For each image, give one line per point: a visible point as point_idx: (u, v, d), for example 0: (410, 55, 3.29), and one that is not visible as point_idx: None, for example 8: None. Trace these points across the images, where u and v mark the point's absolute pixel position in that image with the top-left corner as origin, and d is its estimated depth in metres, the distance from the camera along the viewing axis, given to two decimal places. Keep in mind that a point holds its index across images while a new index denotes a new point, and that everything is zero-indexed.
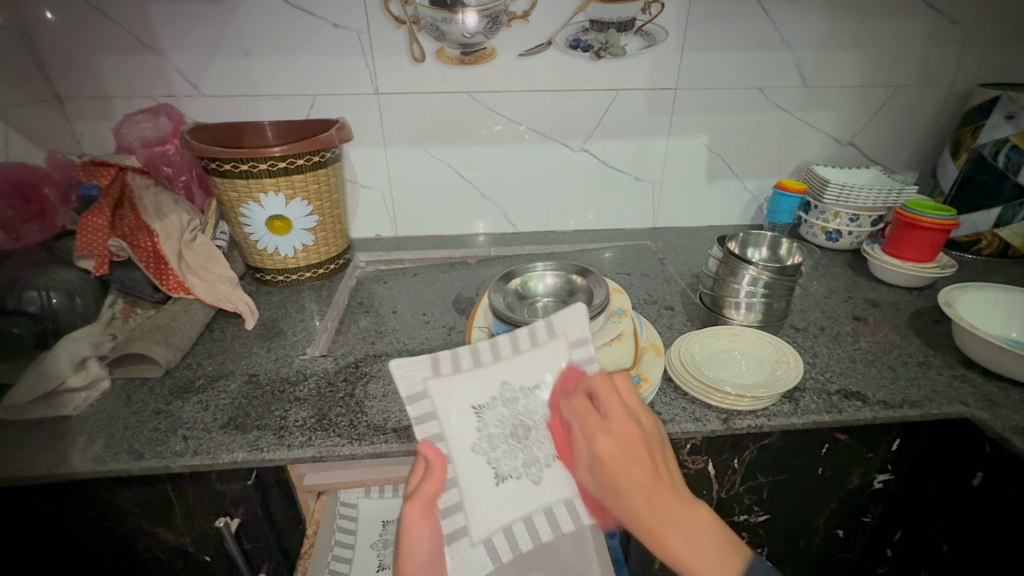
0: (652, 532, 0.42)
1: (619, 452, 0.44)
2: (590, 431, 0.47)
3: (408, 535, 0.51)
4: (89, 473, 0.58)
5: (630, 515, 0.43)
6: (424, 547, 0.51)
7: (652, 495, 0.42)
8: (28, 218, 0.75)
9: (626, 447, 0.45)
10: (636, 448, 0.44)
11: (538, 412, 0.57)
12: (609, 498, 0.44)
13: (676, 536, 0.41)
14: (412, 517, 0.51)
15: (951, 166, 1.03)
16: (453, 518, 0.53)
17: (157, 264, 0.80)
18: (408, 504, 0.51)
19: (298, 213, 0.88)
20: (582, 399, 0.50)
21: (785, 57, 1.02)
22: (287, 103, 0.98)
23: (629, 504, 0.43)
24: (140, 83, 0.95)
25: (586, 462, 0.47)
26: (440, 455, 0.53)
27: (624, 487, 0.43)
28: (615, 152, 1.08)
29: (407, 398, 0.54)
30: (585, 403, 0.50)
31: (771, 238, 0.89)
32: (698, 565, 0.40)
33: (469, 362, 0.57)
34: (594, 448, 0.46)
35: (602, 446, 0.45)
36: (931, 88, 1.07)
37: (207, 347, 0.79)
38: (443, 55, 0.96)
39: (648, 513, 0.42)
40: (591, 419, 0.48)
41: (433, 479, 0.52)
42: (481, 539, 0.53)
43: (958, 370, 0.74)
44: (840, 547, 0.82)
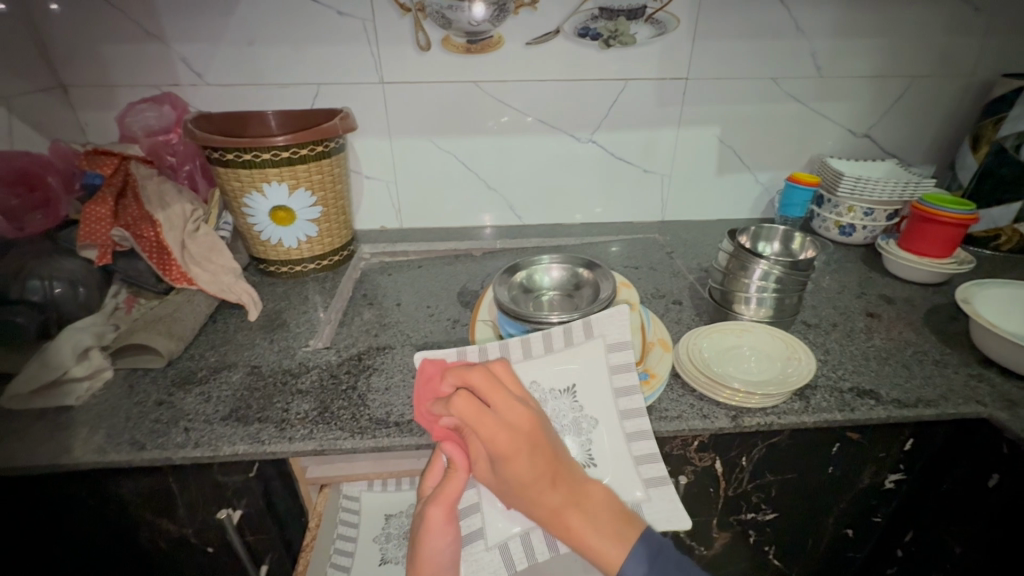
0: (553, 517, 0.45)
1: (510, 447, 0.45)
2: (481, 425, 0.46)
3: (428, 537, 0.51)
4: (90, 465, 0.58)
5: (533, 503, 0.46)
6: (444, 547, 0.52)
7: (550, 485, 0.45)
8: (31, 207, 0.76)
9: (519, 438, 0.46)
10: (535, 438, 0.46)
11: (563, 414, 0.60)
12: (514, 492, 0.46)
13: (577, 516, 0.45)
14: (434, 519, 0.51)
15: (970, 159, 1.00)
16: (470, 520, 0.55)
17: (160, 255, 0.79)
18: (431, 507, 0.51)
19: (302, 204, 0.87)
20: (469, 398, 0.48)
21: (799, 46, 0.99)
22: (291, 92, 0.97)
23: (530, 492, 0.45)
24: (144, 71, 0.94)
25: (483, 461, 0.47)
26: (464, 457, 0.50)
27: (529, 483, 0.45)
28: (624, 143, 1.06)
29: (436, 392, 0.60)
30: (463, 401, 0.47)
31: (784, 231, 0.86)
32: (596, 541, 0.44)
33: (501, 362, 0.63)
34: (488, 443, 0.46)
35: (493, 443, 0.45)
36: (950, 77, 1.04)
37: (210, 338, 0.78)
38: (448, 43, 0.94)
39: (549, 497, 0.45)
40: (477, 420, 0.46)
41: (456, 481, 0.51)
42: (496, 543, 0.54)
43: (975, 368, 0.72)
44: (850, 547, 0.81)
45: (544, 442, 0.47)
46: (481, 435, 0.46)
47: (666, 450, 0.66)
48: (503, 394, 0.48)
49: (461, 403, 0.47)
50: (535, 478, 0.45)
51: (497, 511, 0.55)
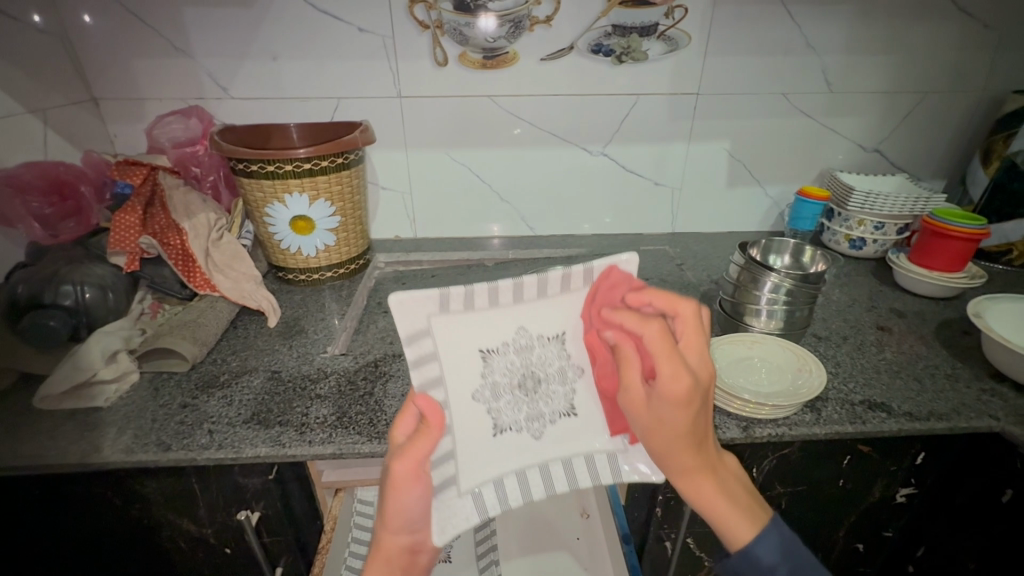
0: (693, 482, 0.43)
1: (686, 403, 0.40)
2: (667, 365, 0.40)
3: (395, 493, 0.45)
4: (117, 464, 0.60)
5: (674, 459, 0.42)
6: (412, 503, 0.46)
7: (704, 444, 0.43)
8: (63, 215, 0.79)
9: (695, 396, 0.40)
10: (708, 398, 0.42)
11: (553, 363, 0.53)
12: (660, 443, 0.42)
13: (717, 492, 0.43)
14: (399, 476, 0.45)
15: (981, 174, 1.01)
16: (443, 468, 0.48)
17: (185, 262, 0.82)
18: (398, 461, 0.45)
19: (321, 213, 0.89)
20: (661, 336, 0.41)
21: (810, 62, 1.01)
22: (312, 106, 1.00)
23: (686, 447, 0.42)
24: (172, 85, 0.97)
25: (640, 402, 0.42)
26: (439, 413, 0.46)
27: (682, 441, 0.41)
28: (635, 157, 1.08)
29: (407, 337, 0.48)
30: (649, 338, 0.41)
31: (794, 245, 0.87)
32: (731, 519, 0.43)
33: (483, 303, 0.51)
34: (662, 396, 0.40)
35: (671, 395, 0.40)
36: (961, 94, 1.05)
37: (230, 343, 0.80)
38: (465, 59, 0.97)
39: (690, 461, 0.42)
40: (664, 363, 0.40)
41: (429, 437, 0.45)
42: (468, 489, 0.49)
43: (988, 383, 0.72)
44: (861, 561, 0.81)
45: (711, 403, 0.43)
46: (662, 381, 0.40)
47: None
48: (698, 339, 0.43)
49: (650, 336, 0.41)
50: (689, 440, 0.42)
51: (476, 457, 0.50)
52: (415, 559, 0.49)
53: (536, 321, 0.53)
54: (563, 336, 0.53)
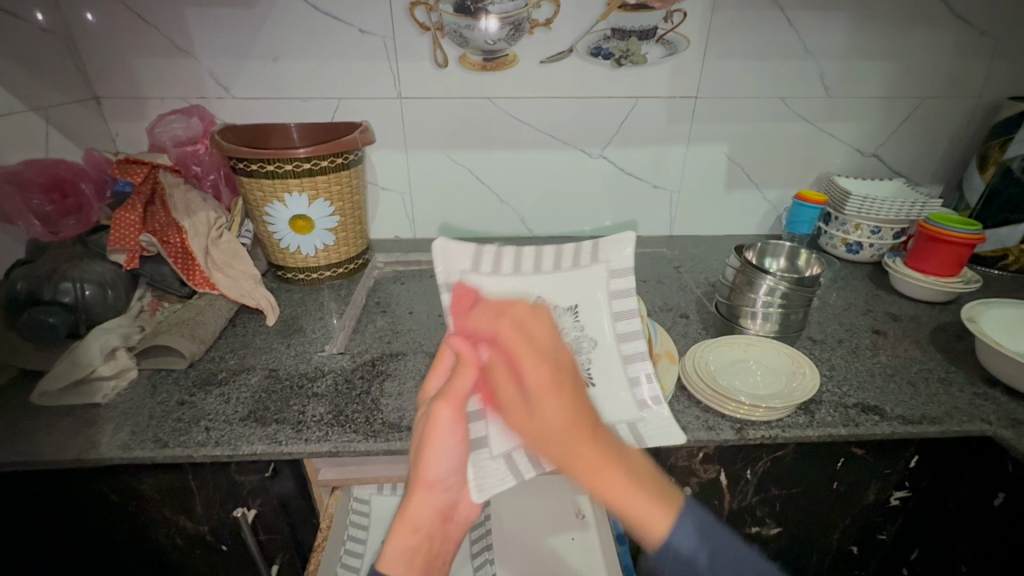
0: (587, 466, 0.44)
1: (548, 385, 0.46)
2: (524, 356, 0.48)
3: (433, 437, 0.52)
4: (114, 460, 0.61)
5: (562, 457, 0.45)
6: (449, 449, 0.52)
7: (578, 438, 0.45)
8: (63, 213, 0.79)
9: (553, 377, 0.47)
10: (560, 383, 0.47)
11: (569, 332, 0.65)
12: (546, 441, 0.45)
13: (612, 467, 0.44)
14: (442, 416, 0.51)
15: (977, 180, 1.01)
16: (477, 427, 0.57)
17: (184, 260, 0.83)
18: (444, 399, 0.51)
19: (321, 213, 0.90)
20: (516, 332, 0.50)
21: (808, 67, 1.01)
22: (313, 106, 1.00)
23: (555, 446, 0.45)
24: (173, 84, 0.98)
25: (511, 386, 0.48)
26: (477, 352, 0.51)
27: (561, 425, 0.45)
28: (633, 159, 1.09)
29: (443, 284, 0.65)
30: (506, 340, 0.49)
31: (790, 248, 0.88)
32: (636, 504, 0.44)
33: (509, 268, 0.66)
34: (527, 380, 0.47)
35: (536, 376, 0.47)
36: (958, 100, 1.06)
37: (229, 342, 0.81)
38: (465, 61, 0.98)
39: (586, 454, 0.44)
40: (521, 360, 0.48)
41: (468, 376, 0.51)
42: (500, 453, 0.57)
43: (981, 387, 0.72)
44: (855, 564, 0.81)
45: (569, 389, 0.47)
46: (517, 364, 0.48)
47: (671, 460, 0.67)
48: (536, 340, 0.50)
49: (507, 332, 0.50)
50: (570, 423, 0.45)
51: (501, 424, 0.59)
52: (445, 522, 0.54)
53: (552, 292, 0.66)
54: (576, 308, 0.66)
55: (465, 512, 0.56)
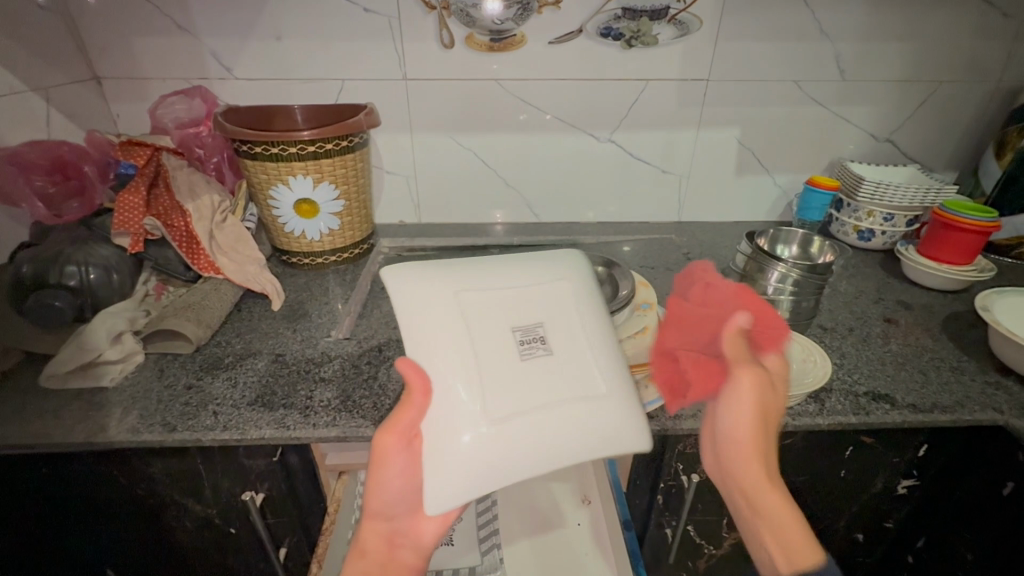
0: (761, 484, 0.49)
1: (753, 408, 0.51)
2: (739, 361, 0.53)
3: (378, 469, 0.47)
4: (123, 443, 0.61)
5: (749, 462, 0.50)
6: (396, 474, 0.47)
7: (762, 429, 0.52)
8: (67, 195, 0.78)
9: (764, 403, 0.52)
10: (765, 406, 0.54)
11: (537, 355, 0.52)
12: (734, 451, 0.52)
13: (783, 493, 0.49)
14: (386, 448, 0.47)
15: (994, 165, 0.99)
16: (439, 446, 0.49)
17: (189, 244, 0.82)
18: (382, 431, 0.47)
19: (326, 196, 0.89)
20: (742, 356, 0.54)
21: (823, 49, 0.99)
22: (317, 87, 0.98)
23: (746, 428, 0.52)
24: (175, 65, 0.96)
25: (717, 411, 0.54)
26: (424, 378, 0.48)
27: (749, 446, 0.51)
28: (642, 143, 1.07)
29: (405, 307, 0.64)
30: (736, 348, 0.54)
31: (803, 235, 0.87)
32: (792, 536, 0.47)
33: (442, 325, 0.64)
34: (729, 400, 0.52)
35: (745, 398, 0.51)
36: (976, 84, 1.03)
37: (234, 326, 0.80)
38: (472, 41, 0.96)
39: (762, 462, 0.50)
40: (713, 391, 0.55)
41: (413, 405, 0.47)
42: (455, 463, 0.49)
43: (993, 376, 0.72)
44: (858, 550, 0.81)
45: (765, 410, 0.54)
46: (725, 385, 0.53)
47: (679, 448, 0.67)
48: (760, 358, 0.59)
49: (733, 348, 0.54)
50: (754, 447, 0.51)
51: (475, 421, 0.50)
52: (394, 552, 0.48)
53: None
54: None
55: (421, 539, 0.48)
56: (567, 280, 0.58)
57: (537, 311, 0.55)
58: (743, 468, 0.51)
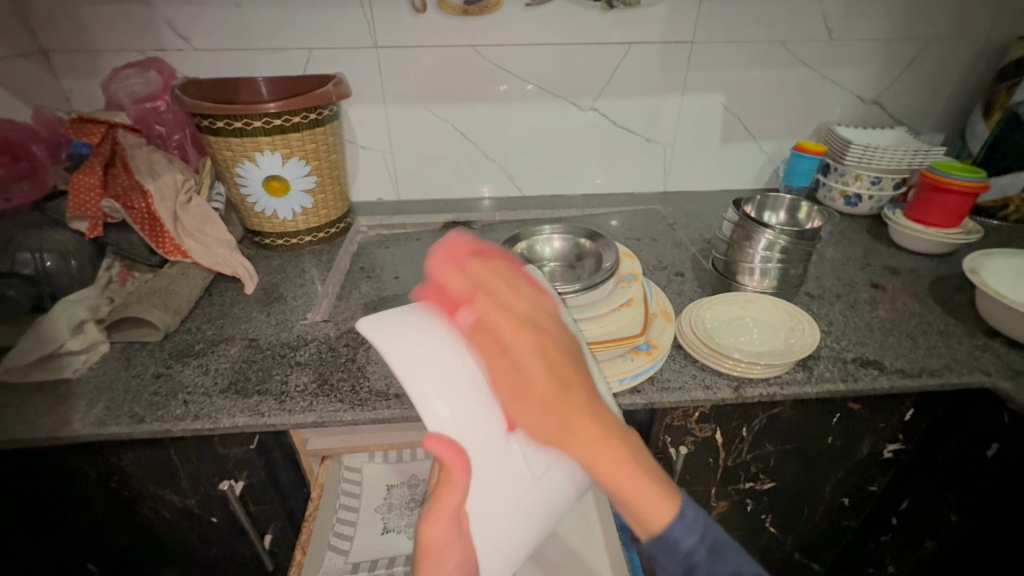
0: (584, 453, 0.44)
1: (537, 347, 0.45)
2: (481, 303, 0.45)
3: (426, 564, 0.42)
4: (88, 436, 0.58)
5: (540, 416, 0.43)
6: (453, 565, 0.42)
7: (560, 396, 0.44)
8: (17, 177, 0.74)
9: (540, 338, 0.46)
10: (564, 371, 0.45)
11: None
12: (526, 402, 0.43)
13: (620, 459, 0.44)
14: (435, 540, 0.41)
15: (981, 126, 0.98)
16: (485, 525, 0.43)
17: (152, 226, 0.78)
18: (426, 522, 0.41)
19: (297, 173, 0.85)
20: (519, 334, 0.45)
21: (811, 7, 0.95)
22: (282, 58, 0.93)
23: (526, 408, 0.43)
24: (128, 35, 0.90)
25: (497, 350, 0.44)
26: (460, 450, 0.41)
27: (546, 392, 0.44)
28: (627, 112, 1.03)
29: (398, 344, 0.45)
30: (494, 286, 0.47)
31: (790, 201, 0.85)
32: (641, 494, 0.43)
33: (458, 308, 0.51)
34: (519, 346, 0.44)
35: (526, 344, 0.44)
36: (966, 42, 1.01)
37: (206, 311, 0.77)
38: (445, 4, 0.91)
39: (585, 429, 0.44)
40: (506, 351, 0.44)
41: (456, 487, 0.41)
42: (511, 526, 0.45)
43: (980, 338, 0.71)
44: (844, 515, 0.82)
45: (570, 373, 0.46)
46: (495, 327, 0.44)
47: (667, 420, 0.66)
48: (519, 292, 0.48)
49: (463, 286, 0.46)
50: (560, 402, 0.44)
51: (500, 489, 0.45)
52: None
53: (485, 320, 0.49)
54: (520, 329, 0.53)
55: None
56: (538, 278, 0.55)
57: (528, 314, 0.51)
58: (527, 427, 0.44)
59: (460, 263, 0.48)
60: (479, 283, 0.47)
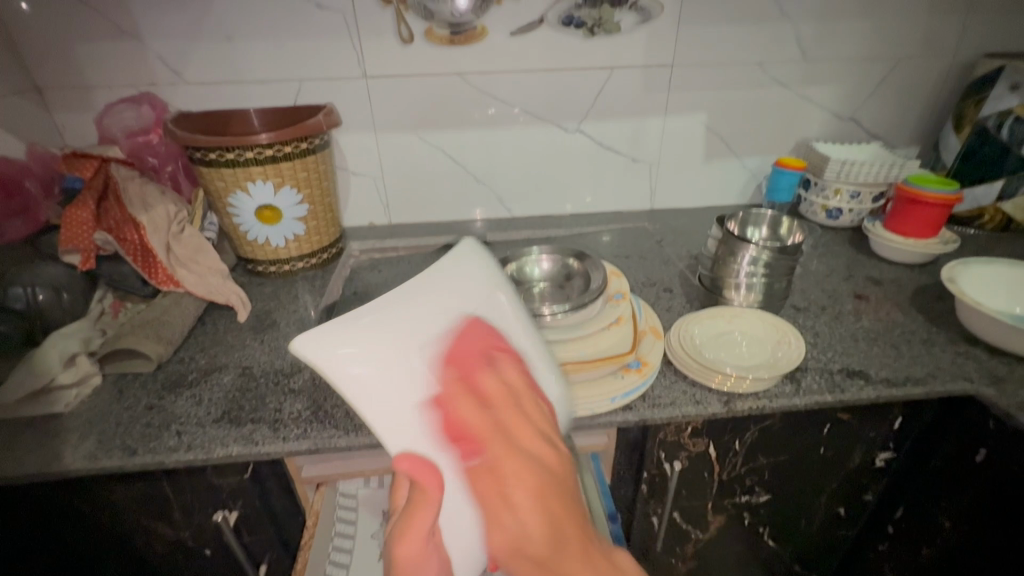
0: (532, 538, 0.40)
1: (533, 496, 0.41)
2: (472, 333, 0.49)
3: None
4: (80, 470, 0.58)
5: (530, 570, 0.40)
6: None
7: (550, 555, 0.39)
8: (10, 213, 0.74)
9: (540, 480, 0.42)
10: (560, 513, 0.41)
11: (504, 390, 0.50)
12: (523, 558, 0.40)
13: (565, 559, 0.40)
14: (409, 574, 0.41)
15: (953, 139, 1.01)
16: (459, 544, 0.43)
17: (145, 257, 0.79)
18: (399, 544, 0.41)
19: (288, 202, 0.86)
20: (498, 398, 0.46)
21: (784, 30, 0.99)
22: (273, 89, 0.95)
23: (519, 553, 0.40)
24: (121, 70, 0.92)
25: (496, 488, 0.42)
26: (424, 466, 0.43)
27: (544, 559, 0.39)
28: (612, 134, 1.06)
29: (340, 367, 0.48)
30: (494, 429, 0.44)
31: (771, 216, 0.87)
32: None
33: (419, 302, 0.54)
34: (519, 497, 0.41)
35: (524, 498, 0.41)
36: (934, 60, 1.05)
37: (199, 340, 0.77)
38: (432, 35, 0.94)
39: (574, 572, 0.39)
40: (499, 492, 0.42)
41: (427, 504, 0.42)
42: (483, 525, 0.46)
43: (962, 346, 0.73)
44: (841, 525, 0.82)
45: (569, 518, 0.41)
46: (499, 469, 0.42)
47: (660, 436, 0.67)
48: (530, 422, 0.45)
49: (475, 415, 0.44)
50: (558, 543, 0.40)
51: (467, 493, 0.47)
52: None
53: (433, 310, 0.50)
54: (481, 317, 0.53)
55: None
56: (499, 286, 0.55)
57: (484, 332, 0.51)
58: (508, 567, 0.42)
59: (469, 346, 0.49)
60: (464, 388, 0.46)
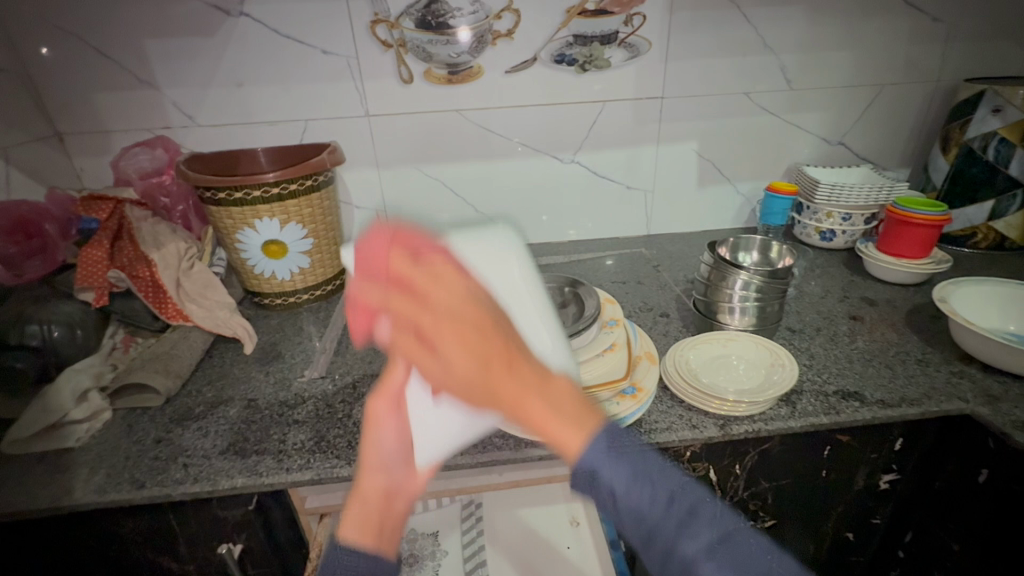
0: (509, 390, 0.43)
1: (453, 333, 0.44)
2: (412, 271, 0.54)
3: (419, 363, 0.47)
4: (90, 504, 0.59)
5: (465, 381, 0.44)
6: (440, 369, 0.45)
7: (478, 374, 0.43)
8: (29, 254, 0.78)
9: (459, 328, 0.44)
10: (488, 350, 0.44)
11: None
12: (458, 387, 0.44)
13: (551, 411, 0.43)
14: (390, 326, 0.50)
15: (941, 160, 1.03)
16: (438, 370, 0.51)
17: (156, 294, 0.81)
18: (375, 398, 0.55)
19: (294, 236, 0.89)
20: (437, 254, 0.49)
21: (769, 61, 1.03)
22: (280, 129, 1.00)
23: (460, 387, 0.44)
24: (136, 116, 0.97)
25: (420, 347, 0.46)
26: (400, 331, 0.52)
27: (473, 371, 0.43)
28: (606, 163, 1.09)
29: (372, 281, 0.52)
30: (421, 272, 0.47)
31: (762, 241, 0.89)
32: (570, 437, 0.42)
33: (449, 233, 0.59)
34: (444, 341, 0.44)
35: (448, 345, 0.44)
36: (916, 85, 1.08)
37: (207, 373, 0.79)
38: (430, 75, 0.98)
39: (509, 384, 0.43)
40: (421, 353, 0.46)
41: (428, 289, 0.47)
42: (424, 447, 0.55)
43: (957, 365, 0.73)
44: (850, 550, 0.81)
45: (497, 350, 0.44)
46: (428, 335, 0.45)
47: None
48: (439, 287, 0.46)
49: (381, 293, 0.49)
50: (484, 364, 0.43)
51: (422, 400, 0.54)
52: (393, 505, 0.52)
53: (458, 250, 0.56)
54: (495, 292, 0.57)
55: (413, 488, 0.54)
56: (515, 256, 0.60)
57: (492, 279, 0.57)
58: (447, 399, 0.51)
59: (381, 252, 0.50)
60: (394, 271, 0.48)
